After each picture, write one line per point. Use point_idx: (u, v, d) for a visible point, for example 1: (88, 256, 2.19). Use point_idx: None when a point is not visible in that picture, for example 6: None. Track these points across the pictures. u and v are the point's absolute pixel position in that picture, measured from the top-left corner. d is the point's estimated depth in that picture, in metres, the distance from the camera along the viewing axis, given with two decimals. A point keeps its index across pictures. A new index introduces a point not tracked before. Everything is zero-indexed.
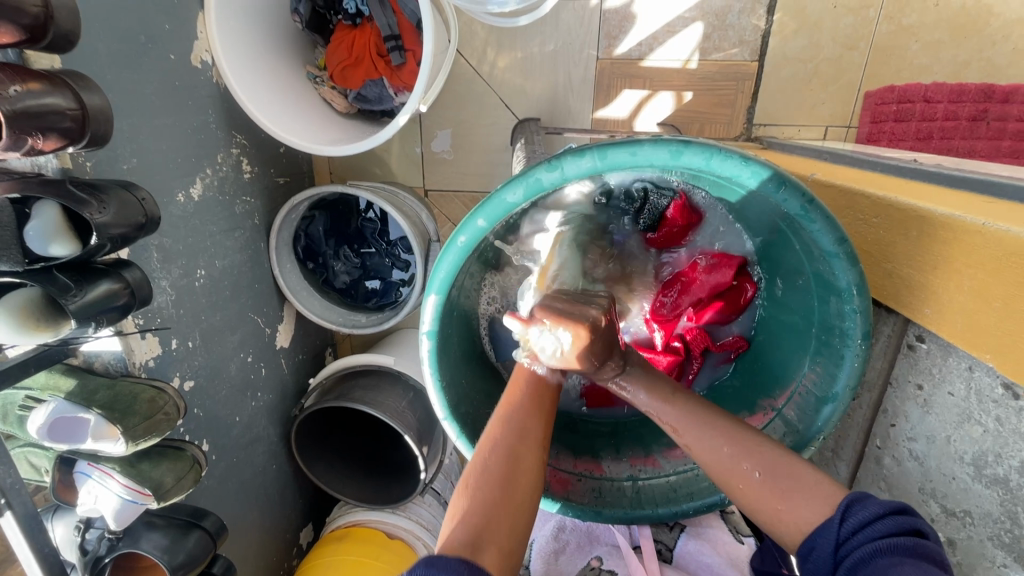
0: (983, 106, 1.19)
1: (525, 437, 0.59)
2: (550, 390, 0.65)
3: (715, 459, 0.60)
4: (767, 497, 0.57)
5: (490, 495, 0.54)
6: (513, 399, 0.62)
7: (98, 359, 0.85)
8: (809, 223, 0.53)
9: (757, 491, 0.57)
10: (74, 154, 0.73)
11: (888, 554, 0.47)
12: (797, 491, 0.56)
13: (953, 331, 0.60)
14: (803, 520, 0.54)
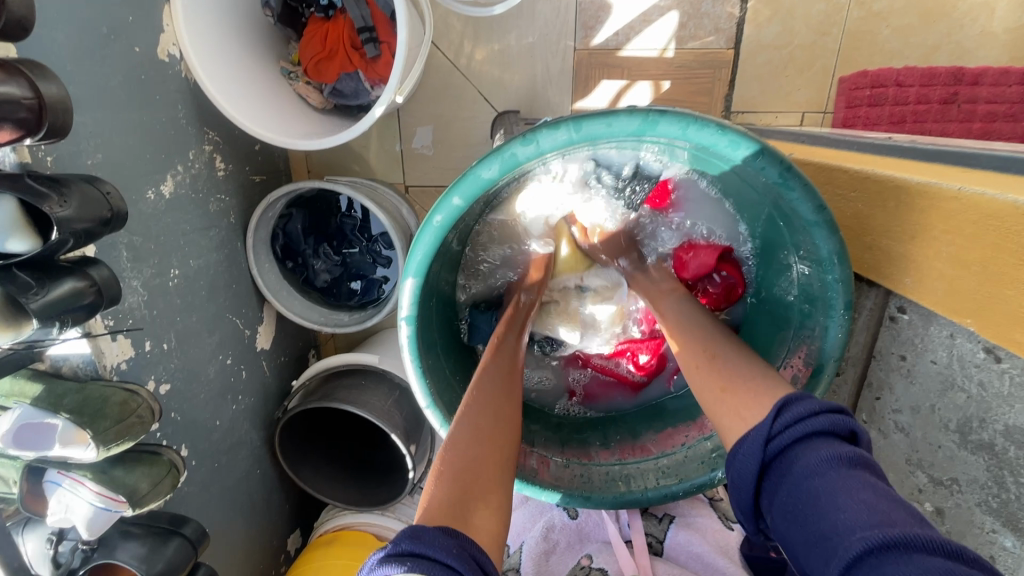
0: (953, 89, 1.20)
1: (504, 393, 0.65)
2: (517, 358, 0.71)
3: (704, 380, 0.65)
4: (727, 396, 0.61)
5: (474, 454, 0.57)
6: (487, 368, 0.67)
7: (65, 363, 0.81)
8: (788, 192, 0.52)
9: (721, 397, 0.61)
10: (33, 148, 0.70)
11: (834, 466, 0.48)
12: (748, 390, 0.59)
13: (933, 300, 0.60)
14: (745, 412, 0.57)
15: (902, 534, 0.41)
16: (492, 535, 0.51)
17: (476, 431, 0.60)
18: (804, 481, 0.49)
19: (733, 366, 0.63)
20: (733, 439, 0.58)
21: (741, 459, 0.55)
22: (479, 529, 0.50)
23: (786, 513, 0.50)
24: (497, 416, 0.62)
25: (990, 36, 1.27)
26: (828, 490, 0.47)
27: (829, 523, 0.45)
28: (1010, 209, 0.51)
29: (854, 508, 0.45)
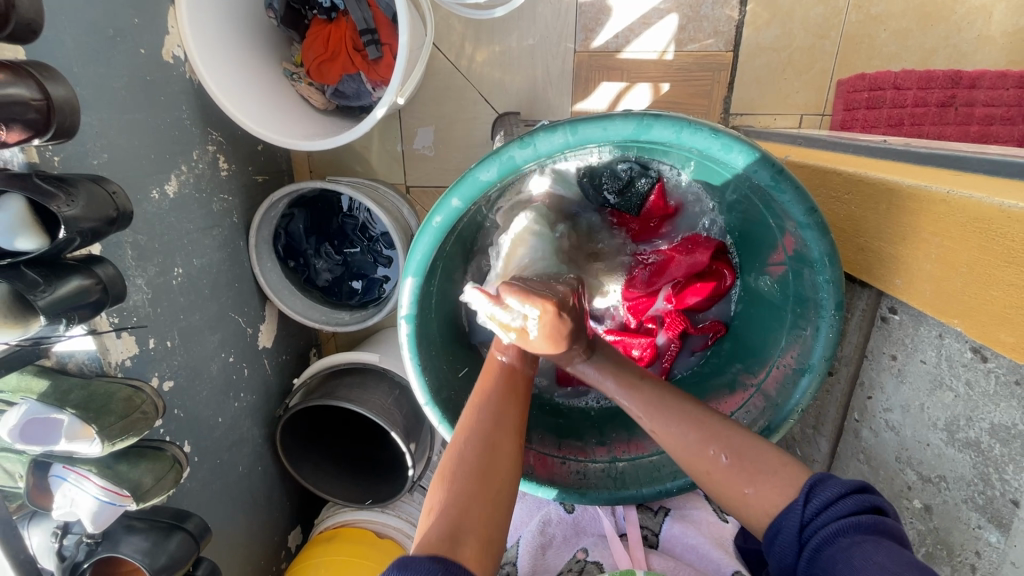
0: (951, 92, 1.20)
1: (508, 410, 0.62)
2: (525, 374, 0.68)
3: (682, 443, 0.63)
4: (735, 480, 0.60)
5: (468, 479, 0.56)
6: (491, 385, 0.64)
7: (71, 359, 0.83)
8: (779, 194, 0.53)
9: (723, 475, 0.60)
10: (41, 148, 0.71)
11: (850, 533, 0.51)
12: (761, 475, 0.59)
13: (922, 300, 0.61)
14: (773, 498, 0.57)
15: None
16: (485, 565, 0.51)
17: (474, 455, 0.58)
18: (822, 550, 0.52)
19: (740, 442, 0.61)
20: (762, 524, 0.58)
21: (779, 548, 0.56)
22: (471, 561, 0.50)
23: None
24: (494, 435, 0.60)
25: (988, 40, 1.28)
26: (844, 557, 0.50)
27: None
28: (995, 212, 0.52)
29: (865, 567, 0.48)
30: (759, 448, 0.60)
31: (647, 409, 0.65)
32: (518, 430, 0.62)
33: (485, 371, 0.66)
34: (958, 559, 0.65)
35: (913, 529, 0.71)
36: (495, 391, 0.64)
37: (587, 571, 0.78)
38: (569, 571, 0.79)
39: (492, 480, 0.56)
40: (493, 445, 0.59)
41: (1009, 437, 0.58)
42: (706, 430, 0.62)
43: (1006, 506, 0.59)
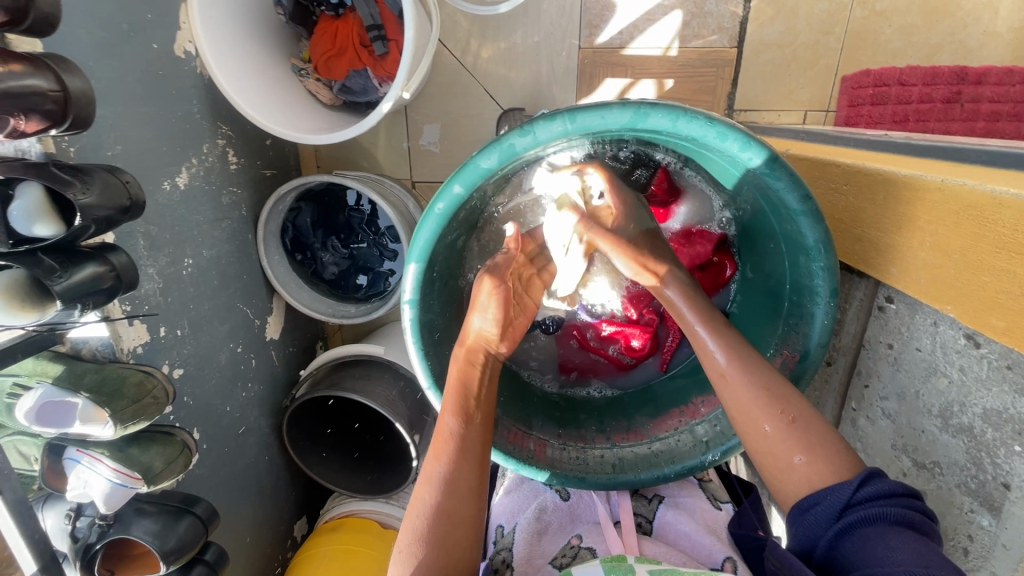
0: (957, 88, 1.21)
1: (460, 481, 0.62)
2: (479, 433, 0.66)
3: (747, 401, 0.61)
4: (787, 446, 0.58)
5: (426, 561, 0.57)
6: (444, 454, 0.63)
7: (85, 346, 0.85)
8: (774, 182, 0.54)
9: (779, 438, 0.59)
10: (57, 139, 0.74)
11: (887, 520, 0.52)
12: (819, 451, 0.57)
13: (917, 289, 0.62)
14: (815, 476, 0.57)
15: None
16: None
17: (428, 536, 0.59)
18: (856, 528, 0.52)
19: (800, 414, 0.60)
20: (793, 495, 0.58)
21: (808, 519, 0.56)
22: None
23: (836, 556, 0.53)
24: (447, 511, 0.60)
25: (994, 36, 1.27)
26: (878, 536, 0.51)
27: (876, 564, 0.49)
28: (988, 198, 0.53)
29: (899, 551, 0.49)
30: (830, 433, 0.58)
31: (732, 354, 0.63)
32: (473, 498, 0.62)
33: (437, 437, 0.65)
34: (952, 544, 0.66)
35: None
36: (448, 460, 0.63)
37: (580, 556, 0.79)
38: (563, 556, 0.80)
39: (449, 554, 0.59)
40: (446, 520, 0.60)
41: (1001, 421, 0.59)
42: (778, 393, 0.61)
43: (998, 491, 0.60)
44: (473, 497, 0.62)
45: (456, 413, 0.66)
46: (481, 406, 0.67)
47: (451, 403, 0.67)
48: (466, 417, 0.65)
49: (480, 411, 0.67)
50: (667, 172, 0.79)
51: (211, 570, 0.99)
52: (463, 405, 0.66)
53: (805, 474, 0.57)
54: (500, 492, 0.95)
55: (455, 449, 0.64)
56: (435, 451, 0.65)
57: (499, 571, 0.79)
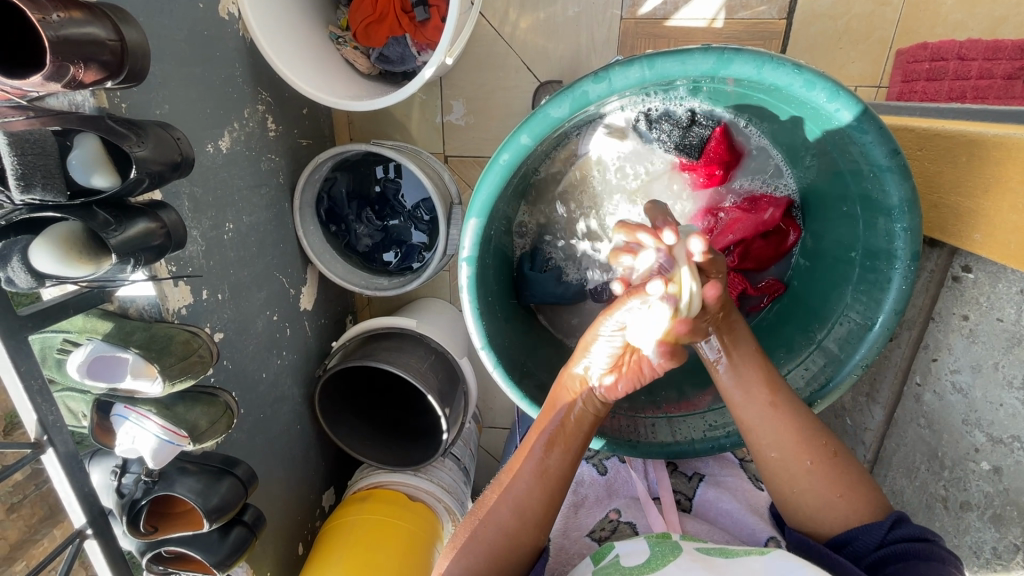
0: (1019, 64, 1.09)
1: (530, 509, 0.63)
2: (562, 469, 0.65)
3: (778, 452, 0.64)
4: (830, 485, 0.64)
5: (477, 561, 0.63)
6: (520, 475, 0.64)
7: (132, 305, 0.86)
8: (860, 135, 0.53)
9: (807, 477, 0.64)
10: (110, 94, 0.73)
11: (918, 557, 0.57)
12: (853, 491, 0.63)
13: (1005, 253, 0.59)
14: (846, 513, 0.63)
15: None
16: None
17: (487, 540, 0.63)
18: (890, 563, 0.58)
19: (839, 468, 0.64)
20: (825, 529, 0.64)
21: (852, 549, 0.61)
22: None
23: None
24: (511, 532, 0.63)
25: None
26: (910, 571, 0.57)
27: None
28: None
29: None
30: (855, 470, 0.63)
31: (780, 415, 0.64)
32: (538, 527, 0.64)
33: (519, 454, 0.65)
34: None
35: (978, 492, 0.69)
36: (523, 484, 0.64)
37: (619, 530, 0.78)
38: (601, 530, 0.78)
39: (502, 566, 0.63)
40: (508, 537, 0.63)
41: None
42: (807, 434, 0.64)
43: None
44: (539, 528, 0.64)
45: (545, 442, 0.65)
46: (574, 443, 0.65)
47: (541, 430, 0.66)
48: (553, 450, 0.64)
49: (569, 445, 0.65)
50: (727, 129, 0.75)
51: (250, 531, 1.00)
52: (557, 440, 0.64)
53: (819, 482, 0.64)
54: None
55: (534, 474, 0.64)
56: (513, 466, 0.66)
57: None
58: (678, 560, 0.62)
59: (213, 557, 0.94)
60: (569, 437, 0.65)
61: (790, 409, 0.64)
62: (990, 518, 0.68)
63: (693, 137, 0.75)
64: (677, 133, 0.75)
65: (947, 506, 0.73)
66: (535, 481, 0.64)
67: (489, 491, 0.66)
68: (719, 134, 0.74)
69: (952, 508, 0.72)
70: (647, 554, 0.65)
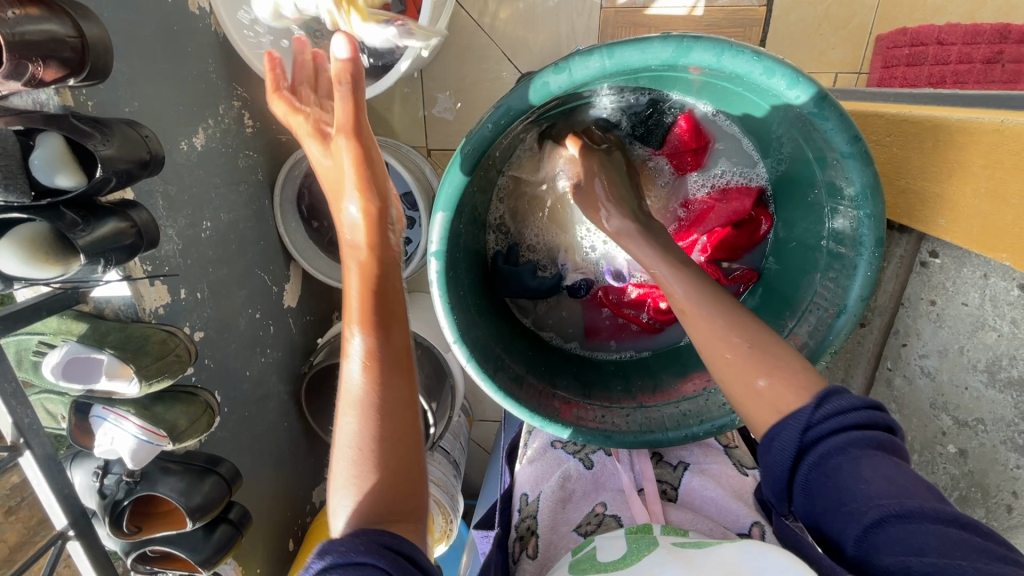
0: (998, 47, 1.09)
1: (392, 390, 0.62)
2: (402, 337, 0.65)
3: (712, 333, 0.62)
4: (752, 373, 0.59)
5: (368, 469, 0.59)
6: (366, 360, 0.62)
7: (108, 305, 0.86)
8: (822, 122, 0.53)
9: (741, 361, 0.60)
10: (76, 92, 0.72)
11: (857, 447, 0.52)
12: (779, 371, 0.58)
13: (968, 236, 0.61)
14: (779, 398, 0.57)
15: (919, 510, 0.47)
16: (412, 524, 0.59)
17: (366, 444, 0.59)
18: (830, 459, 0.52)
19: (774, 356, 0.60)
20: (765, 425, 0.58)
21: (776, 446, 0.56)
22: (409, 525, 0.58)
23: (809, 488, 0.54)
24: (388, 426, 0.60)
25: None
26: (851, 468, 0.51)
27: (849, 499, 0.50)
28: None
29: (872, 481, 0.50)
30: (783, 347, 0.60)
31: (692, 291, 0.66)
32: (410, 408, 0.63)
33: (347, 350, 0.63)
34: (995, 500, 0.67)
35: (946, 474, 0.72)
36: (372, 364, 0.62)
37: (605, 524, 0.78)
38: (587, 524, 0.79)
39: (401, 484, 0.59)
40: (387, 433, 0.60)
41: None
42: (736, 324, 0.62)
43: None
44: (412, 408, 0.63)
45: (362, 326, 0.63)
46: (386, 313, 0.64)
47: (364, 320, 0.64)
48: (370, 327, 0.63)
49: (393, 315, 0.65)
50: (694, 116, 0.76)
51: (236, 529, 1.00)
52: (365, 323, 0.63)
53: (764, 391, 0.58)
54: (523, 461, 0.93)
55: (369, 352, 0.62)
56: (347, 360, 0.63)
57: (524, 538, 0.80)
58: (652, 554, 0.62)
59: (198, 555, 0.94)
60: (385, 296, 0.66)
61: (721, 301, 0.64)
62: (957, 501, 0.70)
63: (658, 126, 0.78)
64: (641, 120, 0.79)
65: None
66: (383, 360, 0.62)
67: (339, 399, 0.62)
68: (685, 121, 0.76)
69: None
70: (624, 549, 0.65)
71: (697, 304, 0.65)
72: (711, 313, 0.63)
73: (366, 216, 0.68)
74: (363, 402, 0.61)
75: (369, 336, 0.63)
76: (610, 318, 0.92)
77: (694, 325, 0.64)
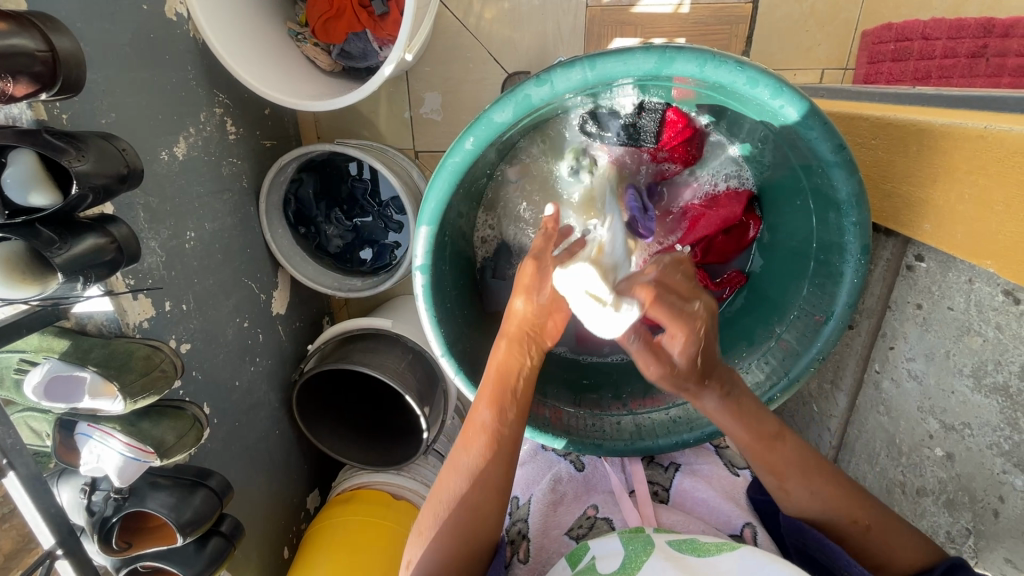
0: (982, 41, 1.08)
1: (492, 477, 0.63)
2: (515, 427, 0.65)
3: (795, 486, 0.64)
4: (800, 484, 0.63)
5: (447, 543, 0.62)
6: (484, 447, 0.64)
7: (90, 321, 0.84)
8: (806, 132, 0.53)
9: (818, 496, 0.63)
10: (49, 105, 0.70)
11: None
12: (870, 532, 0.63)
13: (952, 243, 0.61)
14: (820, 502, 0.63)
15: None
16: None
17: (458, 518, 0.62)
18: None
19: (864, 514, 0.63)
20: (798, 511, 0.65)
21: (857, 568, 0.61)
22: None
23: None
24: (478, 510, 0.63)
25: None
26: None
27: None
28: None
29: None
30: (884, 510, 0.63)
31: (788, 438, 0.63)
32: (501, 496, 0.64)
33: (469, 423, 0.65)
34: (981, 505, 0.66)
35: (933, 477, 0.72)
36: (491, 450, 0.64)
37: (597, 527, 0.79)
38: (579, 527, 0.79)
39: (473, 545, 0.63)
40: (473, 512, 0.63)
41: None
42: (812, 467, 0.63)
43: None
44: (502, 496, 0.64)
45: (491, 408, 0.64)
46: (519, 402, 0.65)
47: (490, 396, 0.65)
48: (498, 411, 0.64)
49: (516, 401, 0.65)
50: (683, 113, 0.72)
51: (228, 542, 1.00)
52: (500, 400, 0.64)
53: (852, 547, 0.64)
54: (513, 464, 0.93)
55: (483, 438, 0.64)
56: (466, 438, 0.65)
57: (515, 541, 0.79)
58: (651, 561, 0.62)
59: (191, 568, 0.93)
60: (511, 392, 0.65)
61: (773, 422, 0.62)
62: (944, 503, 0.70)
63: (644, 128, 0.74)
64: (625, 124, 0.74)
65: (904, 491, 0.76)
66: (492, 447, 0.64)
67: (448, 464, 0.65)
68: (674, 115, 0.72)
69: (909, 493, 0.75)
70: (621, 556, 0.64)
71: (784, 437, 0.63)
72: (795, 470, 0.63)
73: (533, 317, 0.64)
74: (460, 473, 0.64)
75: (485, 419, 0.64)
76: None
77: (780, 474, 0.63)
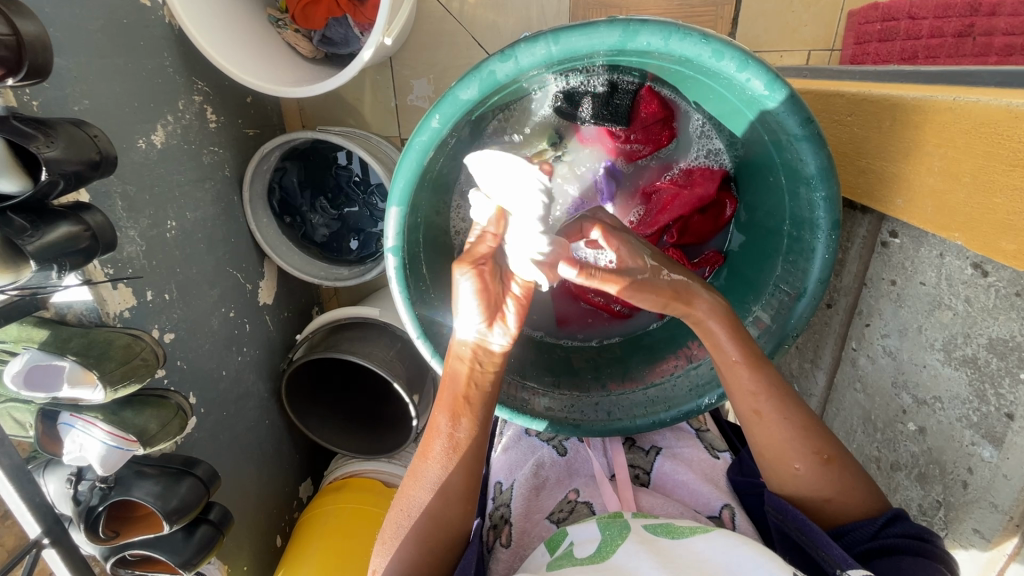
0: (969, 20, 1.07)
1: (450, 486, 0.67)
2: (469, 435, 0.68)
3: (779, 450, 0.65)
4: (786, 455, 0.65)
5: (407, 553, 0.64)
6: (440, 457, 0.67)
7: (70, 311, 0.84)
8: (772, 104, 0.53)
9: (804, 474, 0.65)
10: (18, 91, 0.70)
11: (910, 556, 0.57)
12: (837, 493, 0.64)
13: (923, 218, 0.61)
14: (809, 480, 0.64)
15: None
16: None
17: (416, 525, 0.66)
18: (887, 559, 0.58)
19: (840, 473, 0.64)
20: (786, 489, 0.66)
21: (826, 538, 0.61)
22: None
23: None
24: (438, 513, 0.66)
25: None
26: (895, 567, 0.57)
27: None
28: (1001, 114, 0.52)
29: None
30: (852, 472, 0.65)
31: (770, 394, 0.65)
32: (461, 500, 0.67)
33: (428, 434, 0.68)
34: (951, 477, 0.66)
35: (906, 452, 0.73)
36: (449, 459, 0.67)
37: (577, 510, 0.79)
38: (560, 511, 0.79)
39: (434, 550, 0.65)
40: (432, 518, 0.66)
41: (1006, 350, 0.58)
42: (801, 426, 0.65)
43: (1001, 421, 0.60)
44: (462, 500, 0.67)
45: (448, 416, 0.67)
46: (473, 410, 0.68)
47: (445, 405, 0.68)
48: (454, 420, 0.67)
49: (472, 410, 0.68)
50: (655, 91, 0.73)
51: (216, 529, 1.00)
52: (456, 409, 0.67)
53: (809, 484, 0.65)
54: (498, 448, 0.92)
55: (444, 449, 0.67)
56: (426, 448, 0.68)
57: (497, 526, 0.79)
58: (625, 545, 0.62)
59: (178, 557, 0.94)
60: (466, 401, 0.68)
61: (766, 368, 0.66)
62: (917, 477, 0.71)
63: (617, 105, 0.74)
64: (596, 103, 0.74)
65: (880, 466, 0.77)
66: (451, 456, 0.67)
67: (409, 472, 0.69)
68: (646, 94, 0.73)
69: (884, 468, 0.76)
70: (598, 541, 0.65)
71: (765, 396, 0.65)
72: (780, 424, 0.65)
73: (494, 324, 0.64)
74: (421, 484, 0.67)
75: (442, 429, 0.67)
76: (581, 307, 0.94)
77: (769, 432, 0.65)
